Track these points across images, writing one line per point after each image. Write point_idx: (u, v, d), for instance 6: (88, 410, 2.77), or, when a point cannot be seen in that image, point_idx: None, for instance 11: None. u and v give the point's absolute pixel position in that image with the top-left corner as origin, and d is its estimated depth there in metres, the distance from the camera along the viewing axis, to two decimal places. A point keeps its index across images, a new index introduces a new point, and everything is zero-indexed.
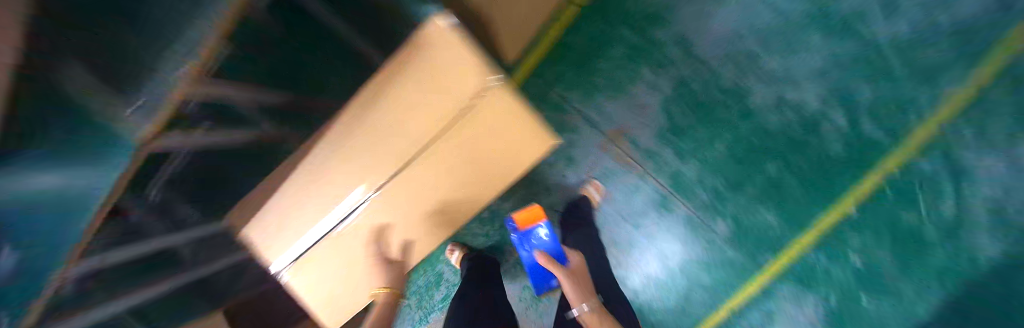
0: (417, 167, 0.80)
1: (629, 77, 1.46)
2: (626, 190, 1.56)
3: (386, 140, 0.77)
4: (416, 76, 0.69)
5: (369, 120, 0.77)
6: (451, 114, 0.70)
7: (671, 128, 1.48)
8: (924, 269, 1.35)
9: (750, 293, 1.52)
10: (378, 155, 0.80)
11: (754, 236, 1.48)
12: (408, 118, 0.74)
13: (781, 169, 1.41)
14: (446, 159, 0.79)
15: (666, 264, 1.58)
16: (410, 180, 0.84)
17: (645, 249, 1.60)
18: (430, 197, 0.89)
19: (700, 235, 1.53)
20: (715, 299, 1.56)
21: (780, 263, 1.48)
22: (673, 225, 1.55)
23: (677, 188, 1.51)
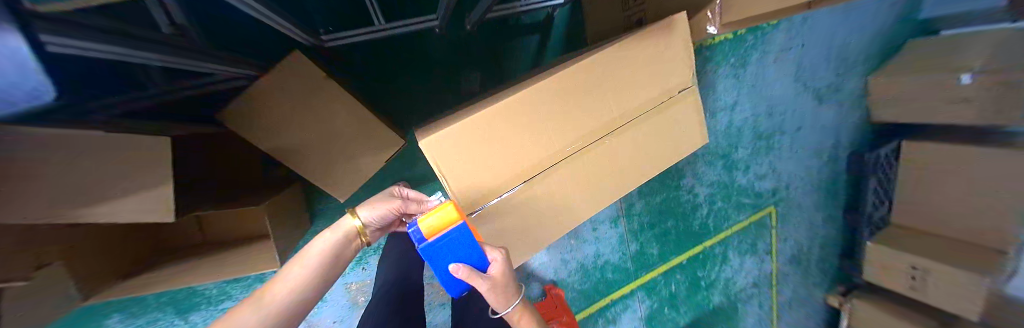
0: (550, 180, 0.58)
1: (723, 89, 1.40)
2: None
3: (510, 155, 0.52)
4: (596, 81, 0.54)
5: (504, 120, 0.49)
6: (620, 120, 0.58)
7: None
8: (717, 231, 1.68)
9: (690, 254, 1.65)
10: (511, 160, 0.53)
11: (672, 233, 1.58)
12: (546, 116, 0.52)
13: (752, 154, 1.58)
14: (600, 161, 0.60)
15: (623, 242, 1.47)
16: (541, 184, 0.58)
17: (590, 245, 1.39)
18: (561, 203, 0.61)
19: (626, 244, 1.48)
20: (632, 268, 1.53)
21: (714, 237, 1.68)
22: (611, 239, 1.43)
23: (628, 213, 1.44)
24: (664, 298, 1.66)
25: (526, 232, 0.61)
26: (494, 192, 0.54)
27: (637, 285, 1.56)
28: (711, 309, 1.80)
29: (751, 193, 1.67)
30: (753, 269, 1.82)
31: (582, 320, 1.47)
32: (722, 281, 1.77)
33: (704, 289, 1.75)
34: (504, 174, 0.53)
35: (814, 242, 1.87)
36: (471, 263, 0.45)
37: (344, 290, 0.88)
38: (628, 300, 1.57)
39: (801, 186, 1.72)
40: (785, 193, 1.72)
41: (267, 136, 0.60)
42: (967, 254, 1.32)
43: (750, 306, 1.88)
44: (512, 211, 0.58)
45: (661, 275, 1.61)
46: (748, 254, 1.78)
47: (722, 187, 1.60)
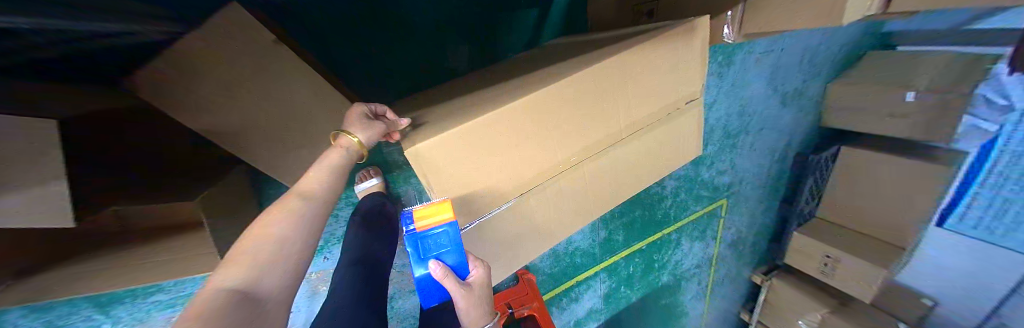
0: (539, 188, 0.57)
1: (708, 85, 1.40)
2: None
3: (508, 163, 0.49)
4: (607, 91, 0.51)
5: (504, 127, 0.45)
6: (617, 134, 0.58)
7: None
8: (679, 217, 1.79)
9: (652, 238, 1.76)
10: (509, 166, 0.50)
11: (638, 222, 1.66)
12: (552, 125, 0.49)
13: (721, 150, 1.65)
14: (599, 171, 0.61)
15: (592, 228, 1.51)
16: (531, 192, 0.56)
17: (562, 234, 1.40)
18: (553, 206, 0.61)
19: (594, 229, 1.52)
20: (598, 252, 1.60)
21: (674, 224, 1.80)
22: (582, 227, 1.47)
23: None
24: (622, 278, 1.80)
25: (509, 240, 0.60)
26: (483, 199, 0.52)
27: (600, 266, 1.66)
28: (659, 287, 1.99)
29: (712, 187, 1.78)
30: (700, 253, 2.02)
31: (549, 299, 1.54)
32: (673, 263, 1.95)
33: (657, 270, 1.91)
34: (495, 182, 0.51)
35: (753, 231, 2.10)
36: (452, 266, 0.44)
37: (304, 280, 0.82)
38: (591, 280, 1.67)
39: (754, 184, 1.89)
40: (739, 191, 1.87)
41: (202, 112, 0.48)
42: (874, 247, 1.54)
43: (691, 284, 2.12)
44: (499, 218, 0.56)
45: (623, 257, 1.72)
46: (698, 240, 1.95)
47: (688, 179, 1.67)
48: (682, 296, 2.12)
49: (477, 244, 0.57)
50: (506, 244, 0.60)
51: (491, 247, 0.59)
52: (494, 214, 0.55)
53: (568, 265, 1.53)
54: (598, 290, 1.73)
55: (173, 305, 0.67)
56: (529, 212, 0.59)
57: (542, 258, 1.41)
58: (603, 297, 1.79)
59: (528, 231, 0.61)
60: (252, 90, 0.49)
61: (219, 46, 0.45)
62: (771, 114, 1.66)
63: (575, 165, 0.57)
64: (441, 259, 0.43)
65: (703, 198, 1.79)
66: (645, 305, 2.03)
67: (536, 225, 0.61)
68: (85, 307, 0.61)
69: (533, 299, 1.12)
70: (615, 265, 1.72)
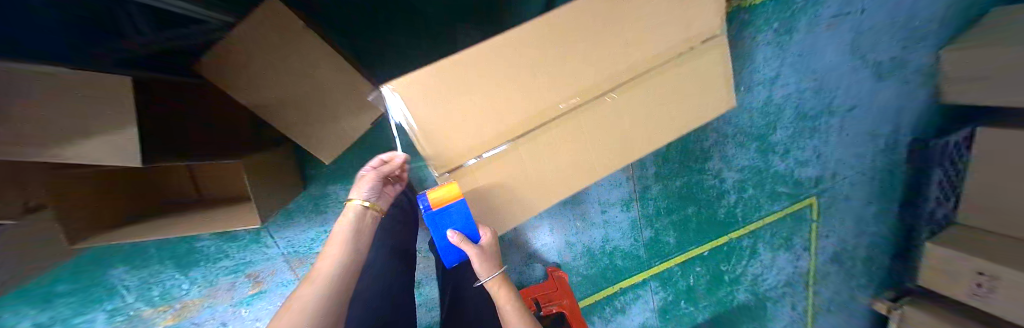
0: (546, 143, 0.47)
1: (761, 55, 1.19)
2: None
3: (502, 111, 0.43)
4: (614, 18, 0.43)
5: (489, 65, 0.39)
6: (633, 68, 0.47)
7: (666, 149, 1.26)
8: (750, 218, 1.45)
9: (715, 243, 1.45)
10: (503, 115, 0.43)
11: (691, 221, 1.40)
12: (548, 61, 0.42)
13: (795, 130, 1.33)
14: (616, 125, 0.51)
15: (632, 227, 1.33)
16: (536, 148, 0.47)
17: (597, 229, 1.25)
18: (565, 169, 0.51)
19: (635, 230, 1.33)
20: (642, 256, 1.39)
21: (744, 227, 1.46)
22: (620, 223, 1.30)
23: (642, 200, 1.29)
24: (678, 290, 1.48)
25: (518, 204, 0.52)
26: (479, 153, 0.44)
27: (647, 273, 1.42)
28: (733, 309, 1.56)
29: (795, 180, 1.43)
30: (791, 268, 1.55)
31: (586, 306, 1.39)
32: (749, 278, 1.54)
33: (729, 284, 1.52)
34: (489, 132, 0.43)
35: (875, 246, 1.55)
36: (465, 233, 0.44)
37: None
38: (636, 289, 1.43)
39: (867, 177, 1.45)
40: (837, 187, 1.45)
41: (250, 83, 0.57)
42: None
43: (782, 308, 1.60)
44: (501, 175, 0.48)
45: (676, 266, 1.44)
46: (785, 249, 1.52)
47: (756, 171, 1.38)
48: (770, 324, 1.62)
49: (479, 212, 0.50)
50: (515, 210, 0.52)
51: (496, 212, 0.51)
52: (494, 178, 0.47)
53: (608, 270, 1.35)
54: (646, 303, 1.47)
55: (235, 271, 0.77)
56: (535, 176, 0.50)
57: (578, 260, 1.26)
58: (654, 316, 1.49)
59: (538, 199, 0.53)
60: (294, 69, 0.58)
61: (268, 32, 0.54)
62: (869, 80, 1.31)
63: (587, 116, 0.48)
64: (456, 229, 0.44)
65: (780, 194, 1.43)
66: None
67: (546, 192, 0.53)
68: (167, 270, 0.72)
69: (565, 294, 1.03)
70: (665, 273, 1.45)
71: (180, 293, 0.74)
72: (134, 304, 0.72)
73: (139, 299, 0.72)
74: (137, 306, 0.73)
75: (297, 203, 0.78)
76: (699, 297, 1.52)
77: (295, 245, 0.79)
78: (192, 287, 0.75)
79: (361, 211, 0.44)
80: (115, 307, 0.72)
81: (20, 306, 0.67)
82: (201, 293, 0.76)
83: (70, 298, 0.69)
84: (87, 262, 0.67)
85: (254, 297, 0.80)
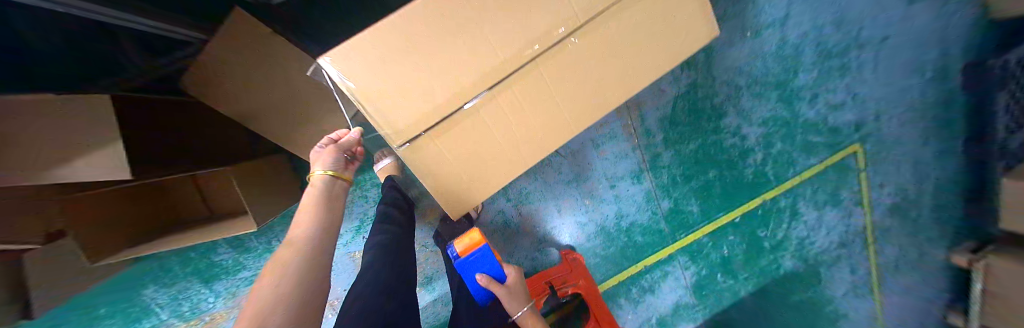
0: (507, 104, 0.44)
1: None
2: (609, 137, 1.08)
3: (449, 73, 0.40)
4: None
5: (427, 24, 0.36)
6: (591, 9, 0.43)
7: (673, 106, 1.08)
8: (799, 171, 1.13)
9: (756, 207, 1.15)
10: (452, 77, 0.40)
11: (715, 184, 1.15)
12: (492, 12, 0.38)
13: (830, 52, 1.05)
14: (580, 72, 0.47)
15: (648, 200, 1.14)
16: (497, 111, 0.45)
17: (609, 205, 1.12)
18: (533, 128, 0.49)
19: (650, 203, 1.14)
20: (663, 232, 1.17)
21: (790, 183, 1.14)
22: (634, 197, 1.13)
23: (652, 168, 1.11)
24: (716, 264, 1.19)
25: (485, 174, 0.51)
26: (436, 122, 0.42)
27: (674, 251, 1.18)
28: (770, 287, 1.19)
29: (831, 128, 1.10)
30: (823, 229, 1.16)
31: (610, 289, 1.19)
32: (794, 244, 1.17)
33: (772, 251, 1.18)
34: (443, 97, 0.41)
35: (961, 199, 1.14)
36: (490, 272, 0.61)
37: (351, 258, 0.90)
38: (666, 272, 1.19)
39: (936, 112, 1.08)
40: (869, 120, 1.10)
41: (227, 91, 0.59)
42: None
43: (837, 273, 1.18)
44: (464, 141, 0.45)
45: (710, 239, 1.18)
46: (835, 205, 1.15)
47: (782, 123, 1.10)
48: (843, 304, 1.20)
49: (450, 181, 0.49)
50: (486, 174, 0.51)
51: (465, 184, 0.51)
52: (458, 145, 0.45)
53: (626, 251, 1.17)
54: (680, 290, 1.21)
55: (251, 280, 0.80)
56: (501, 138, 0.47)
57: (588, 241, 1.14)
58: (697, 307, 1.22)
59: (509, 162, 0.51)
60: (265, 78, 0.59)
61: (238, 45, 0.56)
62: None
63: (547, 67, 0.44)
64: (483, 270, 0.61)
65: (815, 133, 1.10)
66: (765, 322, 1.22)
67: (517, 152, 0.50)
68: (190, 285, 0.77)
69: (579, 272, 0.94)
70: (697, 250, 1.18)
71: (207, 307, 0.80)
72: (169, 320, 0.78)
73: (173, 315, 0.78)
74: (171, 322, 0.78)
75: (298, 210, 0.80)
76: (754, 277, 1.19)
77: None
78: (215, 300, 0.79)
79: (328, 183, 0.44)
80: (152, 325, 0.77)
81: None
82: (225, 305, 0.80)
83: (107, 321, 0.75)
84: (120, 285, 0.73)
85: None
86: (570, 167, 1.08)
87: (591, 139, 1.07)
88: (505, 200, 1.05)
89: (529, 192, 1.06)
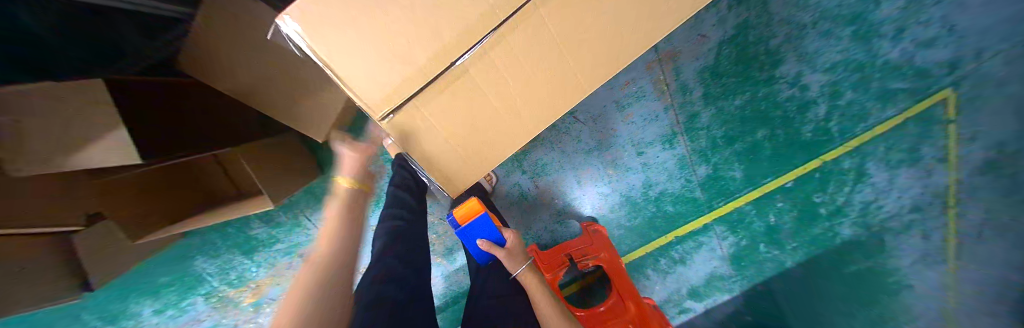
0: (505, 59, 0.35)
1: None
2: (637, 97, 0.96)
3: (435, 25, 0.30)
4: None
5: None
6: None
7: (716, 54, 0.91)
8: (877, 125, 0.93)
9: (812, 169, 0.99)
10: (437, 33, 0.31)
11: (764, 146, 0.99)
12: None
13: None
14: (601, 10, 0.35)
15: (681, 167, 1.02)
16: (492, 71, 0.37)
17: (635, 174, 1.03)
18: (538, 86, 0.40)
19: (684, 170, 1.02)
20: (697, 200, 1.06)
21: (861, 140, 0.95)
22: (665, 164, 1.02)
23: (687, 130, 0.98)
24: (758, 233, 1.07)
25: (482, 145, 0.46)
26: (420, 88, 0.35)
27: (709, 220, 1.08)
28: (822, 257, 1.05)
29: (919, 70, 0.86)
30: (897, 192, 0.95)
31: (635, 260, 1.14)
32: (857, 209, 0.99)
33: (830, 217, 1.02)
34: (425, 58, 0.32)
35: None
36: (491, 237, 0.59)
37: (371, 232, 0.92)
38: (699, 242, 1.10)
39: None
40: (968, 59, 0.82)
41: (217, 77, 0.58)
42: None
43: None
44: (457, 107, 0.39)
45: (753, 207, 1.05)
46: (916, 163, 0.93)
47: (860, 65, 0.89)
48: None
49: (448, 150, 0.45)
50: (486, 142, 0.46)
51: (460, 156, 0.47)
52: (451, 112, 0.39)
53: (654, 221, 1.09)
54: (715, 259, 1.12)
55: (288, 250, 0.88)
56: (501, 100, 0.40)
57: (613, 211, 1.07)
58: (734, 279, 1.13)
59: (511, 127, 0.45)
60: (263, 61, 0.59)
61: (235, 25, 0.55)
62: None
63: (559, 5, 0.33)
64: (483, 236, 0.59)
65: (903, 78, 0.88)
66: (809, 298, 1.07)
67: (521, 115, 0.43)
68: (233, 254, 0.84)
69: (600, 247, 0.88)
70: (736, 219, 1.07)
71: (251, 275, 0.88)
72: (220, 287, 0.88)
73: (222, 283, 0.87)
74: (223, 288, 0.88)
75: (319, 186, 0.85)
76: (804, 247, 1.06)
77: None
78: (257, 268, 0.88)
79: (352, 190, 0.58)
80: (207, 291, 0.87)
81: (135, 294, 0.84)
82: (267, 272, 0.89)
83: (167, 287, 0.85)
84: (173, 256, 0.82)
85: None
86: (591, 133, 0.99)
87: (614, 100, 0.96)
88: (521, 172, 1.00)
89: (546, 163, 1.00)
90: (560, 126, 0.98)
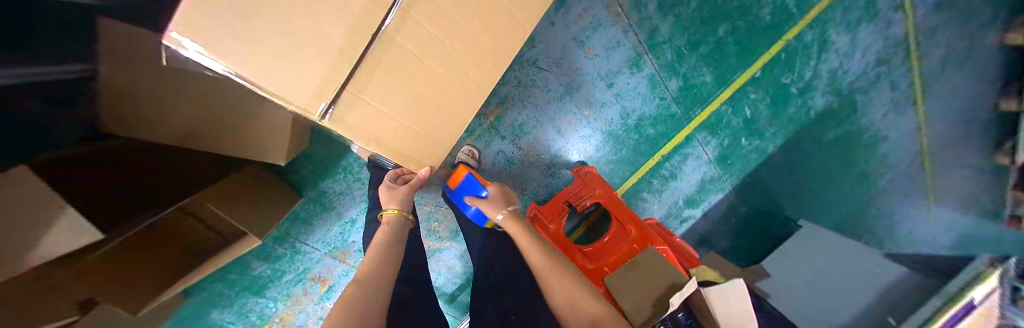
0: (429, 19, 0.33)
1: None
2: (594, 27, 0.92)
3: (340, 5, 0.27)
4: None
5: None
6: None
7: None
8: None
9: (776, 53, 1.00)
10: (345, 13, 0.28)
11: (727, 43, 0.99)
12: None
13: None
14: None
15: (651, 87, 1.02)
16: (420, 37, 0.34)
17: (610, 108, 1.03)
18: (474, 40, 0.38)
19: (655, 89, 1.02)
20: (674, 115, 1.07)
21: (817, 10, 0.95)
22: (637, 90, 1.02)
23: (650, 47, 0.96)
24: (736, 131, 1.11)
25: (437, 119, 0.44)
26: (351, 70, 0.32)
27: (689, 131, 1.10)
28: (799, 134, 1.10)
29: None
30: (860, 52, 0.99)
31: (630, 189, 1.17)
32: (824, 81, 1.03)
33: (801, 95, 1.06)
34: (342, 38, 0.29)
35: None
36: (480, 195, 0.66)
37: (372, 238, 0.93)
38: (685, 155, 1.14)
39: None
40: None
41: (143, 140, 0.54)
42: None
43: (878, 98, 1.06)
44: (397, 85, 0.37)
45: (727, 107, 1.07)
46: (872, 18, 0.95)
47: None
48: (884, 129, 1.09)
49: (404, 133, 0.43)
50: (441, 114, 0.44)
51: (419, 135, 0.45)
52: (393, 92, 0.37)
53: (638, 148, 1.11)
54: (702, 166, 1.17)
55: (298, 277, 0.89)
56: (441, 64, 0.38)
57: (598, 150, 1.08)
58: (723, 179, 1.19)
59: (461, 91, 0.43)
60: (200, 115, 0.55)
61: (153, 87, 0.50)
62: None
63: None
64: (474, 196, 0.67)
65: None
66: (792, 175, 1.17)
67: (467, 76, 0.42)
68: (246, 297, 0.86)
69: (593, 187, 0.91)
70: (714, 122, 1.10)
71: (271, 311, 0.90)
72: None
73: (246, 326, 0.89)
74: None
75: (304, 210, 0.84)
76: (780, 131, 1.11)
77: (330, 242, 0.89)
78: (274, 303, 0.90)
79: (399, 219, 0.54)
80: None
81: None
82: (285, 304, 0.91)
83: None
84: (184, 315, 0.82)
85: (327, 293, 0.94)
86: (557, 79, 0.96)
87: (572, 38, 0.92)
88: (500, 139, 0.99)
89: (522, 122, 0.99)
90: (527, 81, 0.95)
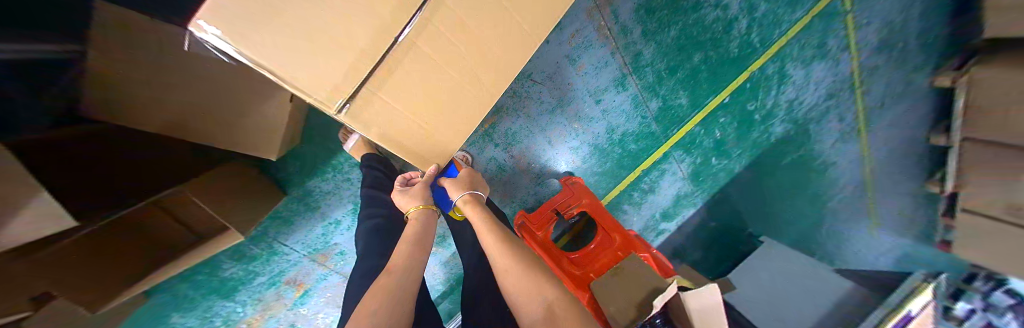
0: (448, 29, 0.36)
1: None
2: (585, 47, 0.99)
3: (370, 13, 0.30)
4: None
5: None
6: None
7: None
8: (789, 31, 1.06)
9: (744, 83, 1.12)
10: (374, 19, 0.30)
11: (702, 70, 1.09)
12: None
13: None
14: None
15: (634, 106, 1.10)
16: (438, 44, 0.37)
17: (597, 123, 1.09)
18: (484, 50, 0.41)
19: (638, 108, 1.10)
20: (655, 133, 1.16)
21: (778, 48, 1.08)
22: (622, 107, 1.09)
23: (634, 69, 1.04)
24: (708, 150, 1.21)
25: (442, 119, 0.47)
26: (370, 70, 0.34)
27: (668, 148, 1.19)
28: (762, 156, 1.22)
29: None
30: (813, 86, 1.13)
31: (613, 200, 1.23)
32: (783, 109, 1.16)
33: (763, 121, 1.18)
34: (366, 40, 0.32)
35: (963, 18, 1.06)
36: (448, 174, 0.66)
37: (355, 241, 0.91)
38: (663, 170, 1.22)
39: None
40: None
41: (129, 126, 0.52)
42: None
43: (827, 128, 1.20)
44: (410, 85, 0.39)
45: (701, 128, 1.17)
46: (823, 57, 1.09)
47: None
48: (831, 155, 1.23)
49: (409, 130, 0.46)
50: (445, 115, 0.47)
51: (423, 133, 0.48)
52: (405, 92, 0.40)
53: (621, 162, 1.18)
54: (678, 182, 1.25)
55: (272, 281, 0.85)
56: (452, 70, 0.41)
57: (584, 161, 1.13)
58: (696, 195, 1.28)
59: (467, 96, 0.46)
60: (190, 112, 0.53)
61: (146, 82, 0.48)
62: None
63: None
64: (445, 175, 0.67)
65: None
66: (757, 194, 1.28)
67: (474, 83, 0.45)
68: (212, 300, 0.81)
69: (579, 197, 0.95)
70: (689, 141, 1.19)
71: (239, 316, 0.85)
72: None
73: None
74: None
75: (287, 209, 0.82)
76: (746, 152, 1.22)
77: (311, 244, 0.86)
78: (243, 308, 0.85)
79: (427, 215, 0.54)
80: None
81: None
82: (256, 309, 0.86)
83: None
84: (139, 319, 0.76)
85: (303, 297, 0.90)
86: (549, 92, 1.01)
87: (564, 56, 0.99)
88: (492, 146, 1.02)
89: (515, 131, 1.03)
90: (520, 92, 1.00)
